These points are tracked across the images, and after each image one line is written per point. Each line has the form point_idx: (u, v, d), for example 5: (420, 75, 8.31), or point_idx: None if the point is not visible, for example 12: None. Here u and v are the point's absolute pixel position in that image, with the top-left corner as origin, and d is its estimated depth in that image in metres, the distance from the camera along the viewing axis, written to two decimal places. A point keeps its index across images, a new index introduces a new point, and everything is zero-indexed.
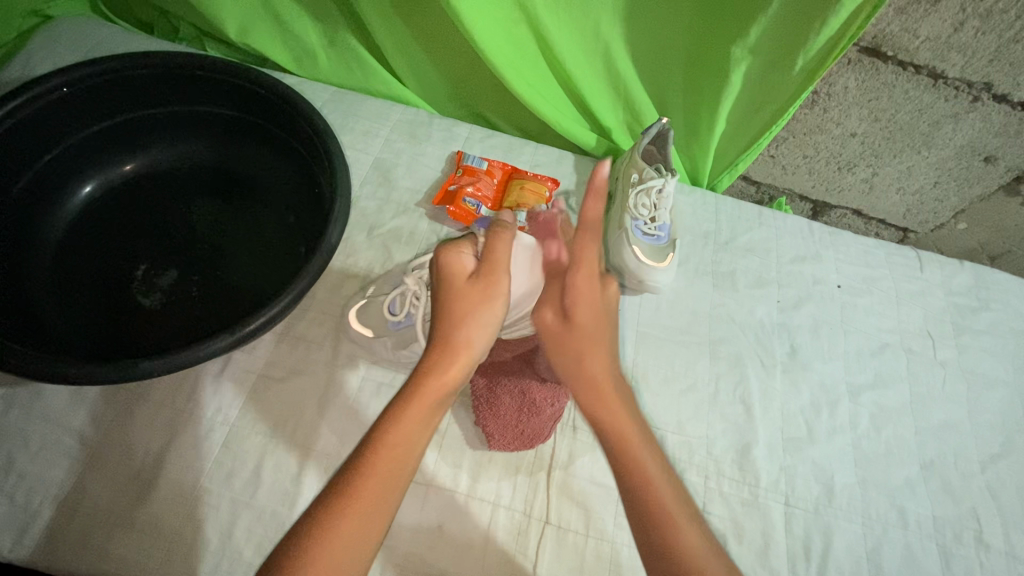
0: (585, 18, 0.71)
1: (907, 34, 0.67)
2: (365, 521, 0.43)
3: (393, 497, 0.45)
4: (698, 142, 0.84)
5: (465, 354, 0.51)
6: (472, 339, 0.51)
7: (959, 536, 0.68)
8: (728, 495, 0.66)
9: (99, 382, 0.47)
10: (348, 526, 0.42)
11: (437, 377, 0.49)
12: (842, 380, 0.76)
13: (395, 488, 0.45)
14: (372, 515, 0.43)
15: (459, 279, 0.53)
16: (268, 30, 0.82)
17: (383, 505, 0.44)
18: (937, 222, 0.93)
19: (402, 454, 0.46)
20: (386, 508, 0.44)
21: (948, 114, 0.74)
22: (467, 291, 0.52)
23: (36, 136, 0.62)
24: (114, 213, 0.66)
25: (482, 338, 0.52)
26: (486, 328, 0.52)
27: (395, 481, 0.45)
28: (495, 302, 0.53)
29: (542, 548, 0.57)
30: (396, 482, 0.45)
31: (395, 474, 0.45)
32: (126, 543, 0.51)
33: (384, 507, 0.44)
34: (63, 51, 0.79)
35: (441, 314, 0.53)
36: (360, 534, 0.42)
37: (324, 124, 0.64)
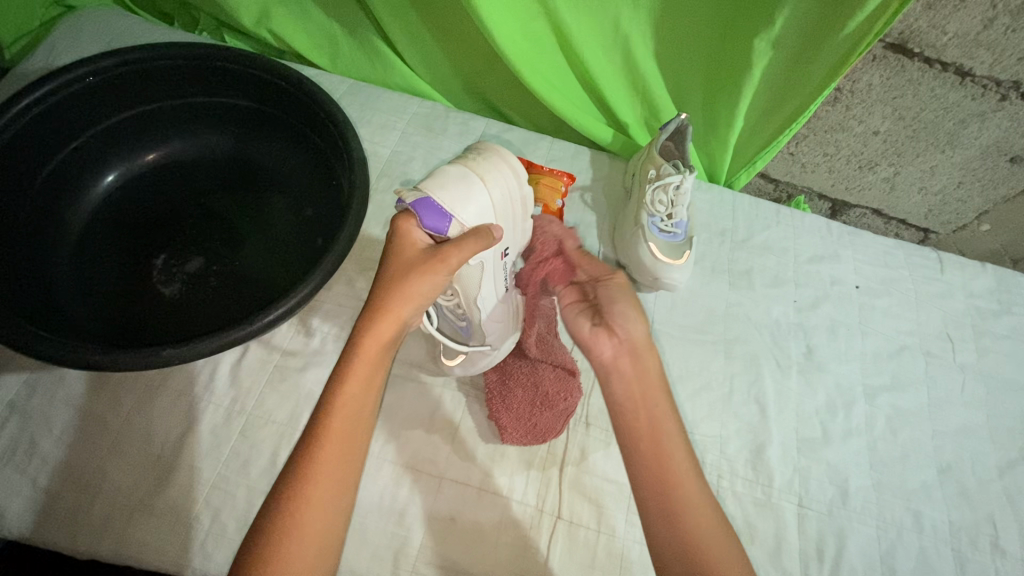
0: (605, 12, 0.71)
1: (935, 31, 0.66)
2: (334, 480, 0.45)
3: (354, 454, 0.47)
4: (717, 138, 0.83)
5: (395, 313, 0.49)
6: (402, 301, 0.49)
7: (975, 542, 0.67)
8: (742, 495, 0.65)
9: (120, 368, 0.47)
10: (316, 500, 0.44)
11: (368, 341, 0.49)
12: (859, 382, 0.75)
13: (356, 451, 0.47)
14: (336, 484, 0.46)
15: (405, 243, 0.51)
16: (287, 21, 0.82)
17: (347, 469, 0.46)
18: (959, 223, 0.91)
19: (353, 416, 0.47)
20: (350, 469, 0.47)
21: (975, 112, 0.73)
22: (411, 265, 0.50)
23: (57, 127, 0.63)
24: (136, 200, 0.67)
25: (417, 303, 0.50)
26: (419, 290, 0.50)
27: (352, 443, 0.47)
28: (440, 277, 0.49)
29: (554, 544, 0.57)
30: (352, 444, 0.47)
31: (350, 438, 0.47)
32: (145, 527, 0.51)
33: (348, 470, 0.46)
34: (86, 40, 0.79)
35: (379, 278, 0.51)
36: (333, 495, 0.45)
37: (343, 116, 0.64)
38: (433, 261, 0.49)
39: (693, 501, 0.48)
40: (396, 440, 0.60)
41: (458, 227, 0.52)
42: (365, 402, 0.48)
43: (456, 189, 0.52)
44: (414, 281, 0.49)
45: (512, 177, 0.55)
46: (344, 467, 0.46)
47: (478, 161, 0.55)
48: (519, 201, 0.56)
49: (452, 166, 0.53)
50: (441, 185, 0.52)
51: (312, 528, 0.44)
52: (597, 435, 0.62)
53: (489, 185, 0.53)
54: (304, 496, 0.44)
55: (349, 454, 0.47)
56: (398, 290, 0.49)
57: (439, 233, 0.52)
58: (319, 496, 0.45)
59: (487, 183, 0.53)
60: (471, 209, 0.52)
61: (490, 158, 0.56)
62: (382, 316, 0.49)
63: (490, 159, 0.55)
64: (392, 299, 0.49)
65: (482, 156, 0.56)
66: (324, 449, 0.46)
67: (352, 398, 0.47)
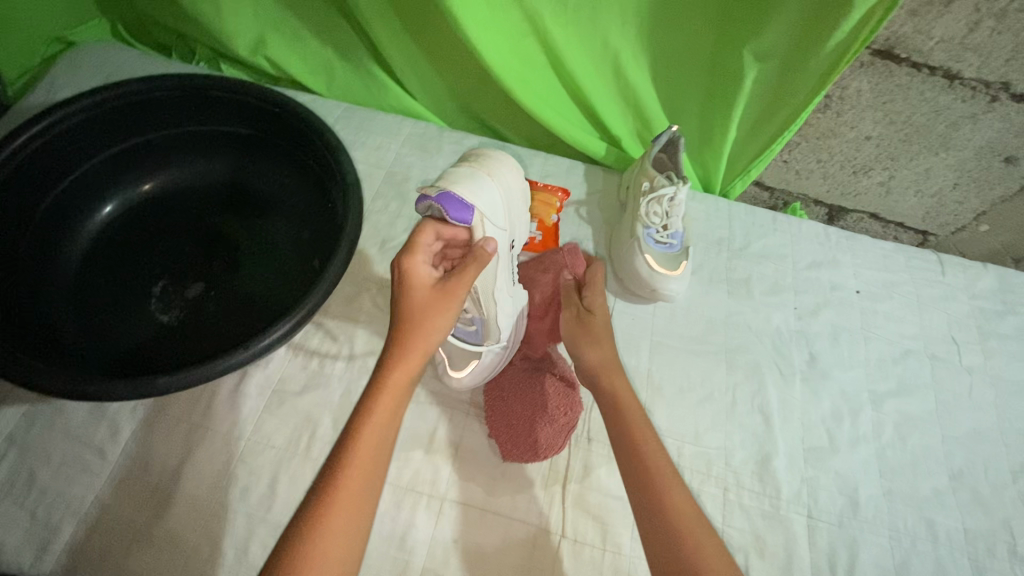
0: (593, 29, 0.72)
1: (921, 35, 0.66)
2: (354, 514, 0.44)
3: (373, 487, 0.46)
4: (710, 147, 0.84)
5: (419, 342, 0.50)
6: (427, 332, 0.50)
7: (992, 550, 0.66)
8: (749, 507, 0.64)
9: (116, 398, 0.47)
10: (340, 529, 0.43)
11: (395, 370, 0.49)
12: (864, 388, 0.74)
13: (374, 484, 0.46)
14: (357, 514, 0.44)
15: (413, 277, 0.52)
16: (282, 49, 0.83)
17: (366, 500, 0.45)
18: (958, 225, 0.91)
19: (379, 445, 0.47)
20: (370, 500, 0.46)
21: (965, 114, 0.73)
22: (429, 297, 0.51)
23: (57, 160, 0.64)
24: (135, 228, 0.68)
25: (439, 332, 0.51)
26: (441, 319, 0.51)
27: (375, 472, 0.46)
28: (457, 305, 0.52)
29: (559, 563, 0.56)
30: (376, 473, 0.46)
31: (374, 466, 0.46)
32: (144, 558, 0.51)
33: (367, 500, 0.46)
34: (86, 74, 0.81)
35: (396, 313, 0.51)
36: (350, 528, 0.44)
37: (336, 139, 0.64)
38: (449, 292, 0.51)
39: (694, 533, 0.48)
40: (396, 461, 0.59)
41: (480, 217, 0.55)
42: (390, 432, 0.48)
43: (472, 185, 0.56)
44: (432, 314, 0.50)
45: (511, 175, 0.62)
46: (363, 499, 0.45)
47: (481, 161, 0.60)
48: (517, 196, 0.62)
49: (461, 167, 0.57)
50: (459, 181, 0.55)
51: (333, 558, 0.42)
52: (599, 451, 0.62)
53: (496, 179, 0.59)
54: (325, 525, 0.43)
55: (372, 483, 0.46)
56: (421, 322, 0.50)
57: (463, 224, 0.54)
58: (339, 528, 0.43)
59: (492, 179, 0.58)
60: (488, 202, 0.56)
61: (487, 157, 0.61)
62: (409, 346, 0.50)
63: (492, 159, 0.61)
64: (418, 331, 0.50)
65: (480, 157, 0.61)
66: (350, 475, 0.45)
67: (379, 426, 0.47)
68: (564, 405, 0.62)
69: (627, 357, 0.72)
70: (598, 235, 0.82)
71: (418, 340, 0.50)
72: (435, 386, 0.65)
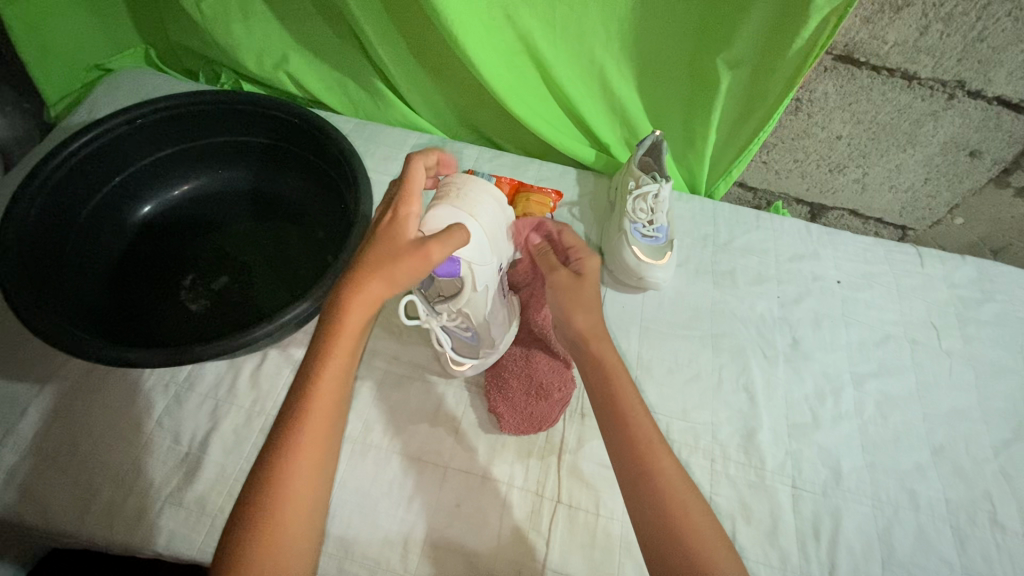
0: (579, 43, 0.79)
1: (877, 40, 0.72)
2: (311, 468, 0.49)
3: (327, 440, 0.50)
4: (693, 149, 0.90)
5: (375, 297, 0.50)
6: (383, 288, 0.50)
7: (973, 518, 0.69)
8: (735, 477, 0.68)
9: (155, 365, 0.53)
10: (303, 470, 0.49)
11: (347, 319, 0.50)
12: (846, 369, 0.78)
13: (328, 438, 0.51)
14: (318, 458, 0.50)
15: (399, 228, 0.53)
16: (300, 71, 0.92)
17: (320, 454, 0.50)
18: (934, 219, 0.96)
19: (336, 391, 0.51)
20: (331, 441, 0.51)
21: (927, 112, 0.79)
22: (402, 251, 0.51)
23: (102, 165, 0.71)
24: (168, 228, 0.75)
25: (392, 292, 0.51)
26: (401, 278, 0.50)
27: (333, 416, 0.51)
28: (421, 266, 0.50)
29: (555, 526, 0.60)
30: (332, 424, 0.51)
31: (329, 419, 0.51)
32: (173, 518, 0.56)
33: (329, 442, 0.51)
34: (123, 95, 0.90)
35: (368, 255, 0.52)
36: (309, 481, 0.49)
37: (349, 145, 0.71)
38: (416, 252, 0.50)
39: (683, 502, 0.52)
40: (403, 434, 0.64)
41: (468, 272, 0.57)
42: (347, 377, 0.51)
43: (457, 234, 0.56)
44: (401, 266, 0.50)
45: (492, 209, 0.61)
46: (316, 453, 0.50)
47: (462, 198, 0.58)
48: (501, 221, 0.62)
49: (444, 212, 0.56)
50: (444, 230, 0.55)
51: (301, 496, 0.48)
52: (592, 424, 0.66)
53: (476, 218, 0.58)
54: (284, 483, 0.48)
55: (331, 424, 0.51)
56: (382, 272, 0.50)
57: (450, 279, 0.58)
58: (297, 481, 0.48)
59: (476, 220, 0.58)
60: (476, 249, 0.57)
61: (468, 194, 0.59)
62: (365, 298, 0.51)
63: (473, 194, 0.59)
64: (373, 280, 0.50)
65: (458, 188, 0.59)
66: (310, 424, 0.49)
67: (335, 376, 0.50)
68: (556, 381, 0.66)
69: (619, 342, 0.77)
70: (590, 232, 0.88)
71: (382, 288, 0.51)
72: (438, 367, 0.70)
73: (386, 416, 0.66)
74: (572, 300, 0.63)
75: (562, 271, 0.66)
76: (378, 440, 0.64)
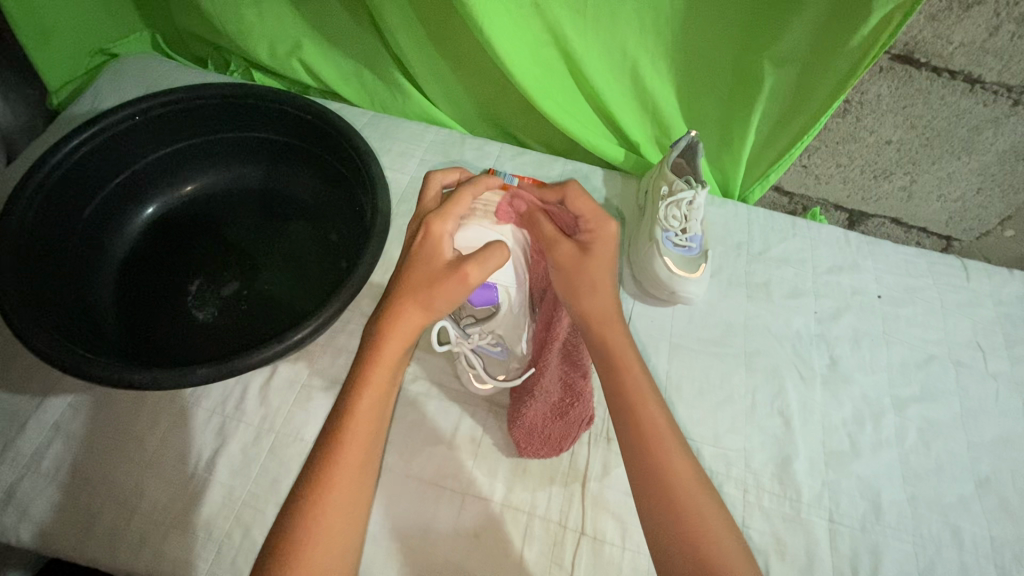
0: (613, 37, 0.73)
1: (941, 40, 0.66)
2: (349, 495, 0.47)
3: (366, 465, 0.49)
4: (728, 152, 0.84)
5: (414, 320, 0.50)
6: (421, 312, 0.50)
7: (1021, 558, 0.64)
8: (768, 509, 0.64)
9: (158, 387, 0.50)
10: (338, 504, 0.46)
11: (388, 343, 0.50)
12: (887, 393, 0.74)
13: (367, 464, 0.49)
14: (354, 493, 0.48)
15: (433, 251, 0.51)
16: (315, 60, 0.87)
17: (359, 480, 0.48)
18: (983, 230, 0.90)
19: (373, 421, 0.50)
20: (367, 475, 0.49)
21: (988, 118, 0.73)
22: (439, 276, 0.50)
23: (105, 163, 0.67)
24: (174, 229, 0.71)
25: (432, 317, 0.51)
26: (439, 303, 0.50)
27: (370, 449, 0.49)
28: (460, 291, 0.50)
29: (578, 560, 0.56)
30: (371, 447, 0.49)
31: (369, 443, 0.49)
32: (179, 543, 0.54)
33: (365, 475, 0.49)
34: (127, 83, 0.86)
35: (405, 280, 0.51)
36: (349, 508, 0.47)
37: (365, 144, 0.67)
38: (453, 278, 0.49)
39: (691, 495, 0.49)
40: (419, 456, 0.61)
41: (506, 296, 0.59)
42: (384, 408, 0.50)
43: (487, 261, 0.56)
44: (438, 289, 0.49)
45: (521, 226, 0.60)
46: (355, 480, 0.48)
47: (490, 216, 0.57)
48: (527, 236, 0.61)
49: (472, 236, 0.56)
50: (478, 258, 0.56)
51: (337, 533, 0.46)
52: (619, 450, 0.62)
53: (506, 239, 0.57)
54: (322, 511, 0.46)
55: (368, 456, 0.49)
56: (421, 299, 0.50)
57: (486, 305, 0.60)
58: (334, 510, 0.46)
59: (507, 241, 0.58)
60: (510, 270, 0.58)
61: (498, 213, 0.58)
62: (404, 321, 0.50)
63: (502, 212, 0.59)
64: (412, 307, 0.50)
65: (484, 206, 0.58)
66: (346, 457, 0.47)
67: (371, 405, 0.49)
68: (578, 399, 0.62)
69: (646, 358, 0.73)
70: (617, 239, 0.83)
71: (418, 313, 0.50)
72: (456, 384, 0.66)
73: (401, 436, 0.62)
74: (582, 281, 0.57)
75: (565, 243, 0.57)
76: (393, 462, 0.61)
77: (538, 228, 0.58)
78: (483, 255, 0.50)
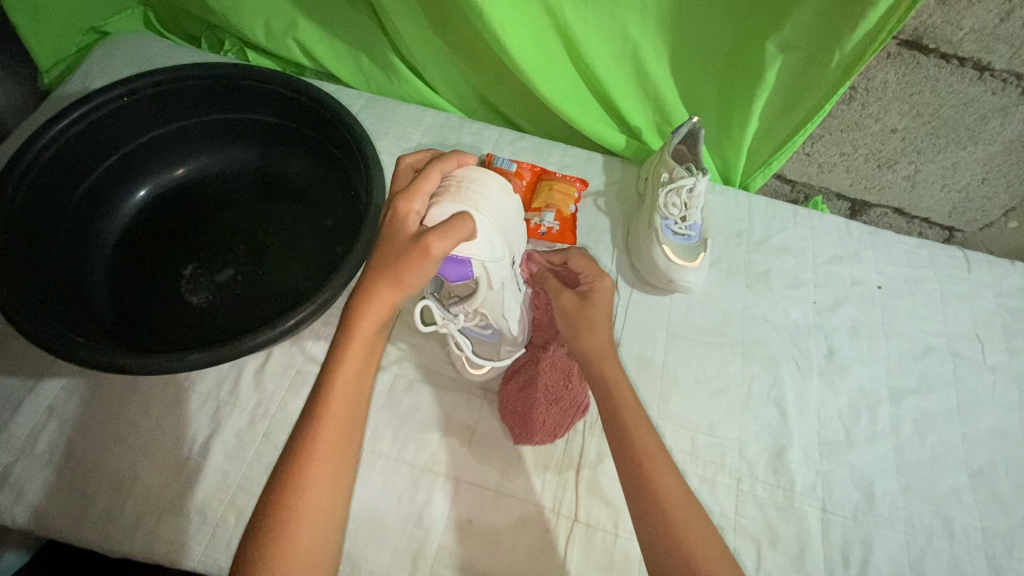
0: (614, 20, 0.72)
1: (951, 26, 0.65)
2: (331, 471, 0.48)
3: (348, 441, 0.49)
4: (729, 140, 0.83)
5: (386, 297, 0.49)
6: (393, 288, 0.49)
7: (1011, 549, 0.65)
8: (762, 498, 0.64)
9: (150, 371, 0.50)
10: (321, 482, 0.47)
11: (364, 319, 0.50)
12: (884, 384, 0.73)
13: (351, 438, 0.50)
14: (337, 466, 0.48)
15: (400, 229, 0.50)
16: (310, 40, 0.85)
17: (341, 456, 0.49)
18: (986, 221, 0.89)
19: (351, 397, 0.50)
20: (348, 450, 0.49)
21: (996, 107, 0.72)
22: (403, 252, 0.48)
23: (95, 144, 0.66)
24: (166, 212, 0.70)
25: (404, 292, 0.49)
26: (410, 279, 0.48)
27: (350, 424, 0.50)
28: (427, 265, 0.47)
29: (571, 546, 0.57)
30: (352, 421, 0.50)
31: (350, 417, 0.50)
32: (173, 526, 0.55)
33: (347, 449, 0.49)
34: (119, 62, 0.84)
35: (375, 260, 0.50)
36: (331, 484, 0.48)
37: (360, 127, 0.66)
38: (415, 252, 0.47)
39: (672, 493, 0.52)
40: (413, 443, 0.61)
41: (482, 270, 0.53)
42: (362, 384, 0.51)
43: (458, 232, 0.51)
44: (406, 265, 0.47)
45: (501, 197, 0.54)
46: (336, 455, 0.48)
47: (466, 190, 0.52)
48: (510, 210, 0.56)
49: (448, 208, 0.50)
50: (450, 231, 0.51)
51: (319, 509, 0.46)
52: None
53: (484, 211, 0.52)
54: (304, 486, 0.46)
55: (348, 431, 0.49)
56: (388, 275, 0.48)
57: (463, 281, 0.55)
58: (316, 486, 0.47)
59: (483, 213, 0.52)
60: (486, 244, 0.52)
61: (475, 185, 0.53)
62: (377, 298, 0.49)
63: (478, 184, 0.53)
64: (381, 284, 0.49)
65: (462, 177, 0.53)
66: (324, 432, 0.48)
67: (348, 382, 0.49)
68: (573, 384, 0.62)
69: (643, 347, 0.73)
70: (616, 226, 0.82)
71: (390, 290, 0.49)
72: (450, 371, 0.66)
73: (395, 422, 0.62)
74: (581, 318, 0.62)
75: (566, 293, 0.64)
76: (387, 447, 0.61)
77: (547, 283, 0.67)
78: (445, 225, 0.47)
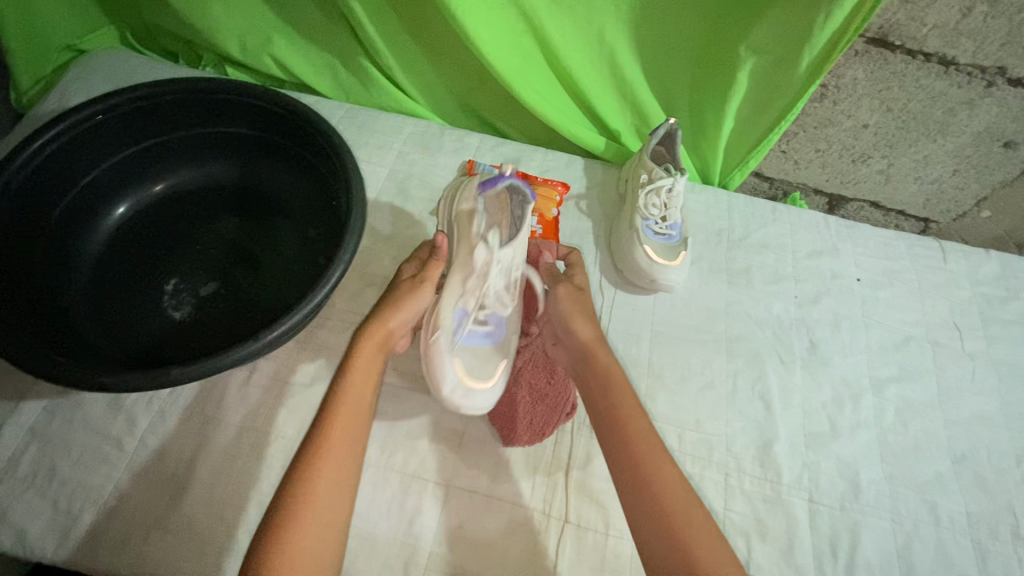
0: (589, 24, 0.73)
1: (915, 22, 0.66)
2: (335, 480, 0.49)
3: (351, 452, 0.51)
4: (706, 140, 0.84)
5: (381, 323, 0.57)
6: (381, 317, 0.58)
7: (995, 532, 0.66)
8: (750, 492, 0.65)
9: (132, 387, 0.50)
10: (326, 489, 0.48)
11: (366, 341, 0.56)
12: (865, 373, 0.75)
13: (353, 450, 0.51)
14: (340, 475, 0.50)
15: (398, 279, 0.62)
16: (287, 52, 0.85)
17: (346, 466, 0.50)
18: (959, 211, 0.91)
19: (354, 410, 0.53)
20: (353, 460, 0.51)
21: (963, 100, 0.73)
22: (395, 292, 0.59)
23: (73, 161, 0.66)
24: (146, 228, 0.70)
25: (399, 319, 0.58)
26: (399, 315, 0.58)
27: (355, 436, 0.52)
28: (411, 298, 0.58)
29: (563, 547, 0.57)
30: (358, 431, 0.52)
31: (352, 426, 0.52)
32: (161, 544, 0.54)
33: (351, 459, 0.51)
34: (96, 80, 0.84)
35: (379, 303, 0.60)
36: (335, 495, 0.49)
37: (339, 137, 0.66)
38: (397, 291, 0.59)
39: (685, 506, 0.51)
40: (402, 451, 0.61)
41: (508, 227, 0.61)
42: (364, 399, 0.54)
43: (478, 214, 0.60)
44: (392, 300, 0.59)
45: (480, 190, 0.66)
46: (342, 464, 0.50)
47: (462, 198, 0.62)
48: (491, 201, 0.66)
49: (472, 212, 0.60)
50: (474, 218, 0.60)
51: (325, 515, 0.48)
52: None
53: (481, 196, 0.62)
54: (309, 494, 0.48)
55: (352, 442, 0.52)
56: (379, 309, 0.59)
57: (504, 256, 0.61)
58: (320, 494, 0.48)
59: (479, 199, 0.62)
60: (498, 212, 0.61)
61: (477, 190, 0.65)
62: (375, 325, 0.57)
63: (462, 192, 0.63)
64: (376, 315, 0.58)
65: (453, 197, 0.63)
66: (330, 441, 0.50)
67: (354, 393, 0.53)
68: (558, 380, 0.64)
69: (628, 346, 0.73)
70: (598, 228, 0.83)
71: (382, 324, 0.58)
72: None
73: (384, 431, 0.62)
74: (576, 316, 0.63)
75: (565, 283, 0.65)
76: (376, 456, 0.61)
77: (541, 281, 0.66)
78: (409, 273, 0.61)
